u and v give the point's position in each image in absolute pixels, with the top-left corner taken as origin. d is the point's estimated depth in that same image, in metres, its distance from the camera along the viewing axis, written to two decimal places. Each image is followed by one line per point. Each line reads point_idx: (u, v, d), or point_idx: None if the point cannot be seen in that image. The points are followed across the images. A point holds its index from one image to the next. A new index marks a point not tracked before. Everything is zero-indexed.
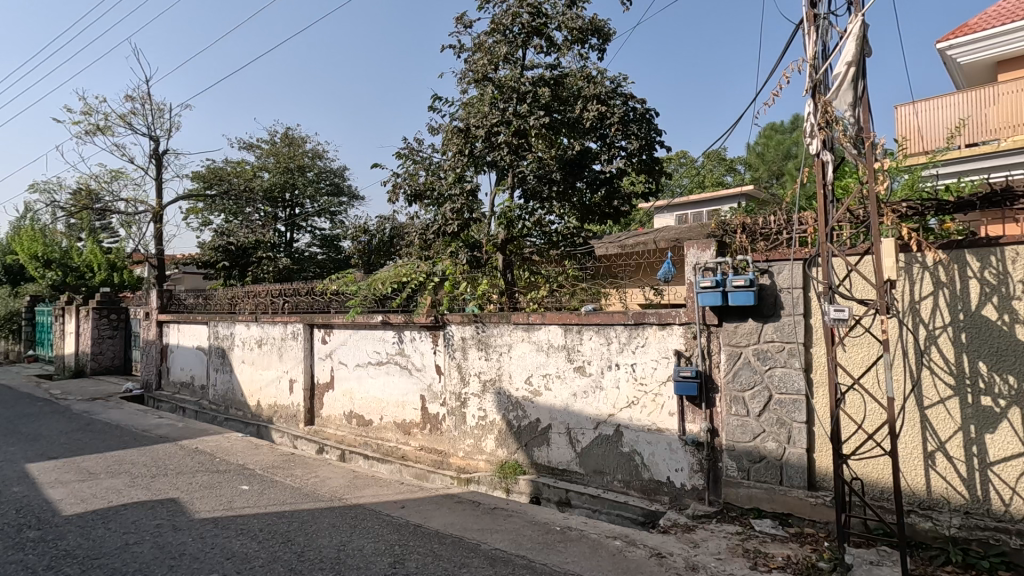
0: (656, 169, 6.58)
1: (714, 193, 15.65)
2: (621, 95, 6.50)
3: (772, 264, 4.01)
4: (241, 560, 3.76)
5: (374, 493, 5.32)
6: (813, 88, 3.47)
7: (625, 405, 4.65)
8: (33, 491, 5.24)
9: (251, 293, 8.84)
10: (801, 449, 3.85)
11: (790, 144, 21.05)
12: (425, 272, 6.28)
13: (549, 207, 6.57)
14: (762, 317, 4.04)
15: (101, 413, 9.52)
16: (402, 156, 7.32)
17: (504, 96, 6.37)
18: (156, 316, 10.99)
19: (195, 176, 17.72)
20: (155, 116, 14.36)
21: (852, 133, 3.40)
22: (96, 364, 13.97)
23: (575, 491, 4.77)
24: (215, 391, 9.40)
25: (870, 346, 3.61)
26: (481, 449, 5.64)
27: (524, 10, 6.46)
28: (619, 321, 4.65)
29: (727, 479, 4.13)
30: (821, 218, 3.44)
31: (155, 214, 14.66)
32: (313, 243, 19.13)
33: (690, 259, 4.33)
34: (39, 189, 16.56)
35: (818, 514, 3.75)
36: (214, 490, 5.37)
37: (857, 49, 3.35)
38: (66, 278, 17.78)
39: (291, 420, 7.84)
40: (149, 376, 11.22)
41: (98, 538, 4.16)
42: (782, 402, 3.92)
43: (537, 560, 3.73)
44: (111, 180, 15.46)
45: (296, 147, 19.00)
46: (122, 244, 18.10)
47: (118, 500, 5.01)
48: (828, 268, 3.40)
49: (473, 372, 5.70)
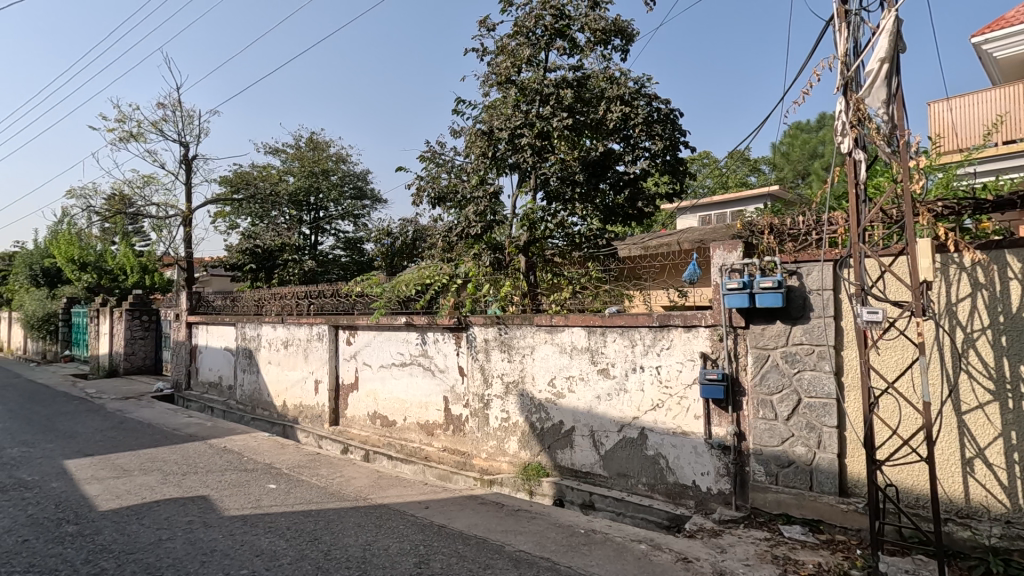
0: (681, 170, 6.50)
1: (739, 193, 15.36)
2: (644, 95, 6.44)
3: (800, 265, 3.94)
4: (270, 557, 3.83)
5: (399, 493, 5.36)
6: (845, 85, 3.42)
7: (649, 408, 4.61)
8: (70, 487, 5.42)
9: (276, 295, 8.97)
10: (831, 454, 3.77)
11: (816, 143, 20.56)
12: (448, 273, 6.37)
13: (571, 208, 6.54)
14: (790, 319, 3.97)
15: (134, 412, 9.79)
16: (425, 158, 7.41)
17: (527, 98, 6.43)
18: (185, 317, 11.24)
19: (223, 181, 18.10)
20: (185, 122, 14.73)
21: (885, 131, 3.32)
22: (128, 364, 14.37)
23: (598, 494, 4.74)
24: (242, 392, 9.58)
25: (904, 350, 3.52)
26: (504, 450, 5.65)
27: (547, 12, 6.47)
28: (644, 323, 4.61)
29: (754, 483, 4.06)
30: (854, 218, 3.36)
31: (184, 218, 15.03)
32: (336, 246, 19.33)
33: (716, 260, 4.27)
34: (75, 194, 17.10)
35: (850, 521, 3.65)
36: (243, 488, 5.47)
37: (890, 46, 3.27)
38: (100, 280, 18.38)
39: (316, 420, 7.94)
40: (178, 376, 11.49)
41: (133, 533, 4.28)
42: (811, 406, 3.85)
43: (562, 563, 3.73)
44: (143, 185, 15.89)
45: (320, 151, 19.32)
46: (154, 248, 18.55)
47: (152, 497, 5.15)
48: (860, 269, 3.34)
49: (496, 374, 5.71)
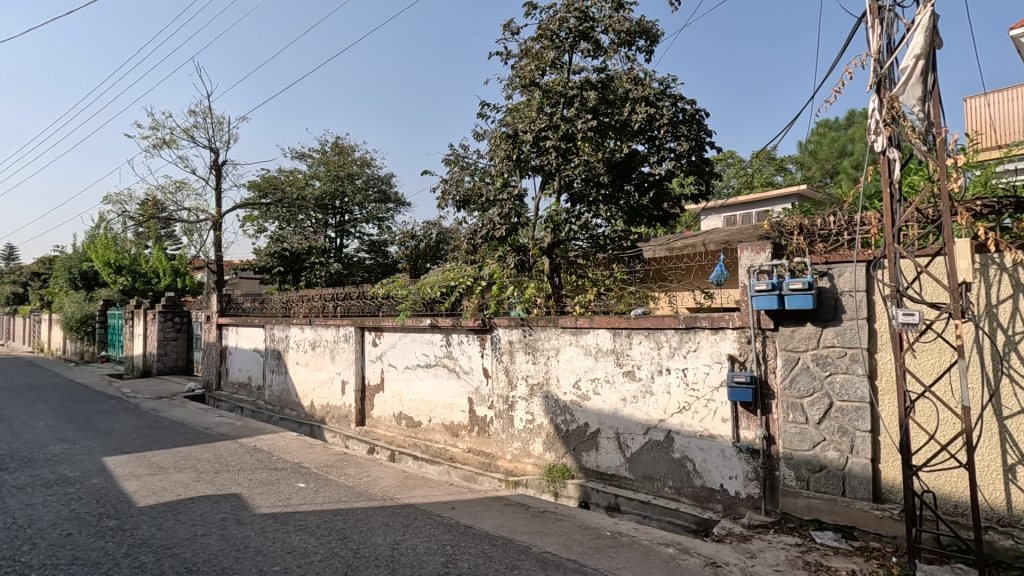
0: (707, 170, 6.43)
1: (765, 193, 15.13)
2: (670, 95, 6.41)
3: (832, 266, 3.86)
4: (301, 554, 3.91)
5: (425, 493, 5.42)
6: (877, 83, 3.37)
7: (676, 410, 4.58)
8: (110, 483, 5.60)
9: (304, 297, 9.14)
10: (864, 459, 3.69)
11: (846, 140, 20.09)
12: (473, 275, 6.39)
13: (596, 210, 6.56)
14: (821, 321, 3.90)
15: (167, 411, 10.06)
16: (450, 162, 7.48)
17: (551, 100, 6.40)
18: (216, 319, 11.52)
19: (251, 185, 18.53)
20: (215, 129, 15.12)
21: (921, 129, 3.26)
22: (161, 364, 14.79)
23: (624, 496, 4.72)
24: (271, 392, 9.76)
25: (942, 353, 3.43)
26: (529, 452, 5.66)
27: (571, 15, 6.47)
28: (670, 325, 4.58)
29: (785, 488, 4.00)
30: (888, 218, 3.32)
31: (215, 222, 15.40)
32: (361, 248, 19.58)
33: (743, 261, 4.24)
34: (111, 200, 17.67)
35: (884, 527, 3.58)
36: (273, 487, 5.60)
37: (925, 42, 3.20)
38: (135, 283, 19.00)
39: (343, 420, 8.06)
40: (209, 376, 11.78)
41: (169, 528, 4.41)
42: (844, 409, 3.77)
43: (589, 565, 3.72)
44: (175, 190, 16.35)
45: (345, 155, 19.63)
46: (185, 251, 19.07)
47: (187, 494, 5.30)
48: (895, 270, 3.29)
49: (520, 376, 5.72)
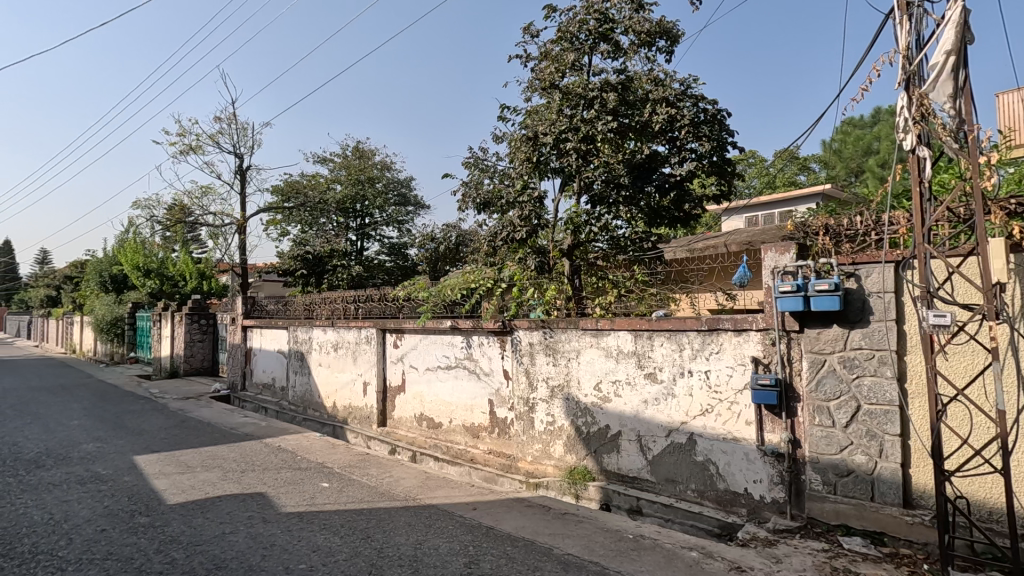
0: (728, 170, 6.38)
1: (788, 193, 14.93)
2: (691, 96, 6.37)
3: (859, 266, 3.81)
4: (325, 553, 3.96)
5: (446, 494, 5.46)
6: (906, 80, 3.32)
7: (698, 413, 4.54)
8: (141, 481, 5.75)
9: (326, 300, 9.25)
10: (894, 464, 3.61)
11: (871, 139, 19.70)
12: (493, 277, 6.35)
13: (616, 211, 6.58)
14: (848, 323, 3.83)
15: (194, 411, 10.28)
16: (469, 165, 7.54)
17: (571, 102, 6.36)
18: (241, 321, 11.73)
19: (275, 189, 18.85)
20: (240, 135, 15.45)
21: (952, 127, 3.19)
22: (188, 365, 15.13)
23: (646, 499, 4.68)
24: (295, 393, 9.91)
25: (975, 355, 3.35)
26: (549, 454, 5.66)
27: (591, 17, 6.46)
28: (692, 326, 4.54)
29: (811, 492, 3.93)
30: (917, 217, 3.25)
31: (240, 226, 15.71)
32: (381, 251, 19.79)
33: (767, 262, 4.20)
34: (140, 205, 18.15)
35: (915, 534, 3.50)
36: (297, 486, 5.69)
37: (957, 38, 3.13)
38: (163, 286, 19.55)
39: (365, 421, 8.16)
40: (235, 377, 12.00)
41: (199, 526, 4.51)
42: (872, 413, 3.70)
43: (611, 568, 3.71)
44: (201, 195, 16.73)
45: (366, 159, 19.89)
46: (210, 255, 19.49)
47: (214, 493, 5.41)
48: (925, 271, 3.23)
49: (541, 377, 5.73)
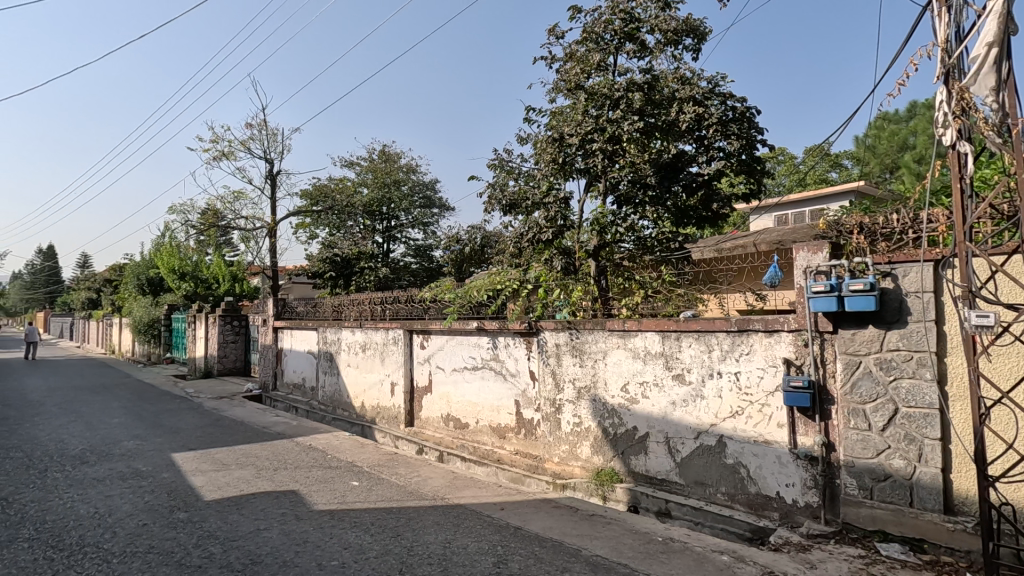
0: (757, 169, 6.30)
1: (818, 190, 14.62)
2: (718, 95, 6.34)
3: (895, 266, 3.72)
4: (356, 550, 4.04)
5: (473, 494, 5.50)
6: (945, 74, 3.24)
7: (728, 415, 4.48)
8: (179, 478, 5.94)
9: (354, 301, 9.40)
10: (934, 469, 3.50)
11: (907, 133, 19.14)
12: (518, 279, 6.35)
13: (641, 212, 6.55)
14: (885, 324, 3.73)
15: (228, 411, 10.55)
16: (495, 166, 7.58)
17: (596, 103, 6.33)
18: (272, 322, 11.99)
19: (303, 193, 19.24)
20: (270, 140, 15.83)
21: (995, 121, 3.09)
22: (222, 364, 15.55)
23: (675, 502, 4.64)
24: (324, 393, 10.09)
25: (1020, 357, 3.24)
26: (576, 455, 5.65)
27: (617, 16, 6.44)
28: (721, 327, 4.48)
29: (846, 497, 3.84)
30: (957, 214, 3.14)
31: (270, 230, 16.09)
32: (407, 253, 20.03)
33: (799, 262, 4.13)
34: (175, 210, 18.71)
35: (956, 541, 3.39)
36: (328, 484, 5.80)
37: (999, 29, 3.02)
38: (196, 288, 20.14)
39: (392, 421, 8.27)
40: (266, 377, 12.28)
41: (234, 522, 4.64)
42: (910, 416, 3.60)
43: (640, 570, 3.69)
44: (233, 200, 17.17)
45: (392, 162, 20.16)
46: (242, 258, 19.99)
47: (248, 490, 5.55)
48: (966, 269, 3.11)
49: (568, 379, 5.73)
